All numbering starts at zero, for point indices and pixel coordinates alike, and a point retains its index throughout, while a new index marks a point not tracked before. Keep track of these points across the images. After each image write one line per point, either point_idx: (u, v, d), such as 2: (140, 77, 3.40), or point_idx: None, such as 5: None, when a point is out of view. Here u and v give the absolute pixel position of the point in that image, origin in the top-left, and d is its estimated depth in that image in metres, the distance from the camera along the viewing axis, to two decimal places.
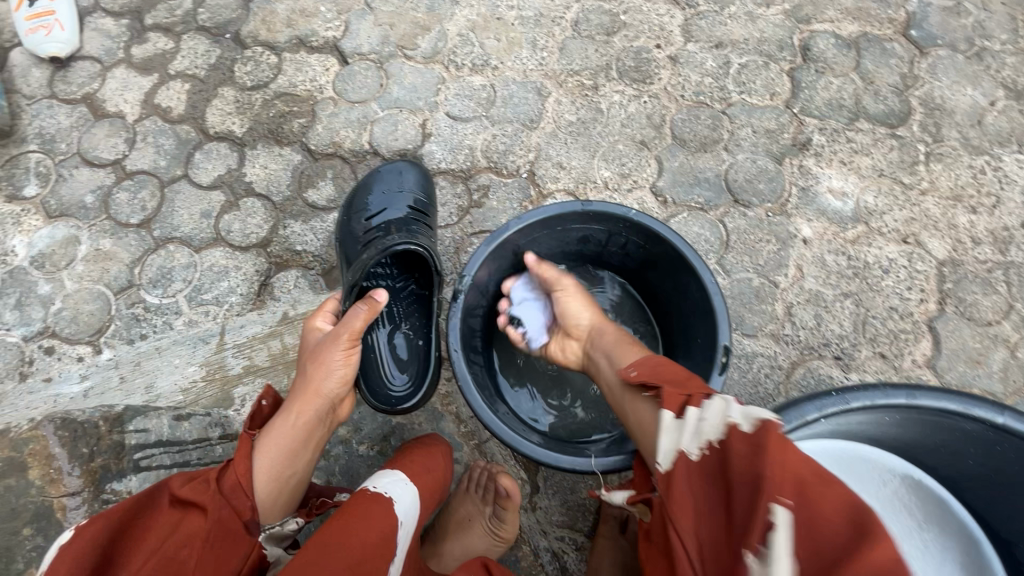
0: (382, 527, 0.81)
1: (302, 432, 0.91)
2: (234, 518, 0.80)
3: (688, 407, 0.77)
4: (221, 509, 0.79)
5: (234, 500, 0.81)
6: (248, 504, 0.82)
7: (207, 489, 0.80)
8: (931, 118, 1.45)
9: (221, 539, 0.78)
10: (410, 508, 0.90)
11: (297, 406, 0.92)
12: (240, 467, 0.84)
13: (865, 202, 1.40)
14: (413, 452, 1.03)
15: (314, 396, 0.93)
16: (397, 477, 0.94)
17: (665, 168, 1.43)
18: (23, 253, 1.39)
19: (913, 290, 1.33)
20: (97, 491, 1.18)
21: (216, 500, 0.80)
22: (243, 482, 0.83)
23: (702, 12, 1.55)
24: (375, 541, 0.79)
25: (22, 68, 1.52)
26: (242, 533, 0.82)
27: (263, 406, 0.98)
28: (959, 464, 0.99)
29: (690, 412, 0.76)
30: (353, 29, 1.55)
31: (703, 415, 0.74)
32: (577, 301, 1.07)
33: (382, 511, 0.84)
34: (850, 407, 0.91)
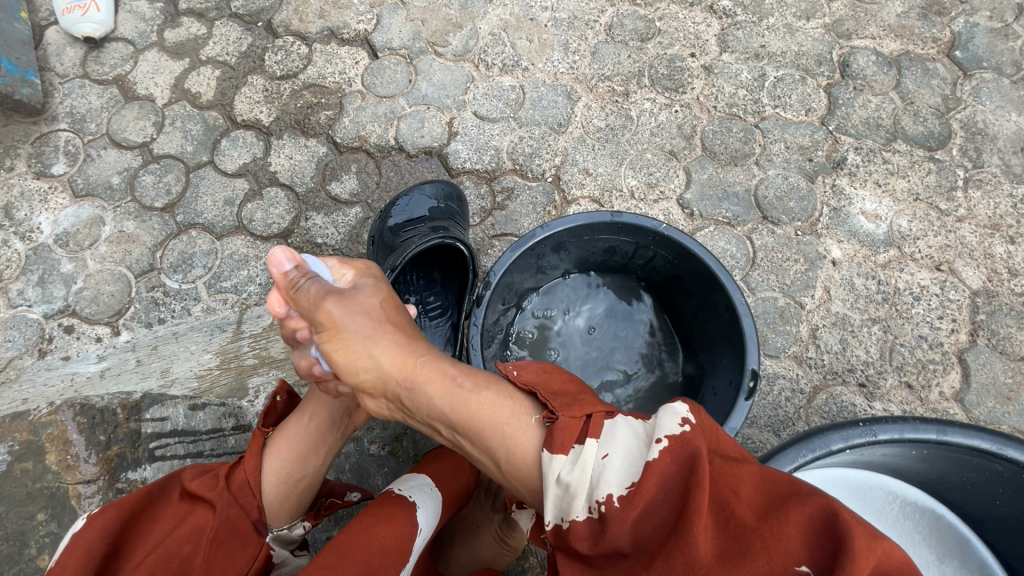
0: (401, 533, 0.80)
1: (314, 434, 0.93)
2: (241, 518, 0.80)
3: (584, 441, 0.65)
4: (229, 507, 0.79)
5: (241, 498, 0.82)
6: (254, 503, 0.83)
7: (215, 485, 0.80)
8: (972, 142, 1.41)
9: (227, 540, 0.78)
10: (432, 514, 0.89)
11: (309, 408, 0.94)
12: (249, 467, 0.85)
13: (899, 227, 1.36)
14: (442, 458, 1.03)
15: (323, 404, 0.95)
16: (422, 482, 0.93)
17: (694, 179, 1.40)
18: (48, 231, 1.40)
19: (944, 320, 1.30)
20: (112, 480, 1.00)
21: (224, 498, 0.80)
22: (251, 480, 0.84)
23: (740, 22, 1.51)
24: (390, 544, 0.78)
25: (56, 46, 1.53)
26: (247, 533, 0.81)
27: (278, 402, 0.99)
28: (988, 505, 0.96)
29: (582, 453, 0.64)
30: (384, 22, 1.54)
31: (602, 459, 0.62)
32: (353, 338, 0.78)
33: (403, 517, 0.83)
34: (877, 439, 0.89)
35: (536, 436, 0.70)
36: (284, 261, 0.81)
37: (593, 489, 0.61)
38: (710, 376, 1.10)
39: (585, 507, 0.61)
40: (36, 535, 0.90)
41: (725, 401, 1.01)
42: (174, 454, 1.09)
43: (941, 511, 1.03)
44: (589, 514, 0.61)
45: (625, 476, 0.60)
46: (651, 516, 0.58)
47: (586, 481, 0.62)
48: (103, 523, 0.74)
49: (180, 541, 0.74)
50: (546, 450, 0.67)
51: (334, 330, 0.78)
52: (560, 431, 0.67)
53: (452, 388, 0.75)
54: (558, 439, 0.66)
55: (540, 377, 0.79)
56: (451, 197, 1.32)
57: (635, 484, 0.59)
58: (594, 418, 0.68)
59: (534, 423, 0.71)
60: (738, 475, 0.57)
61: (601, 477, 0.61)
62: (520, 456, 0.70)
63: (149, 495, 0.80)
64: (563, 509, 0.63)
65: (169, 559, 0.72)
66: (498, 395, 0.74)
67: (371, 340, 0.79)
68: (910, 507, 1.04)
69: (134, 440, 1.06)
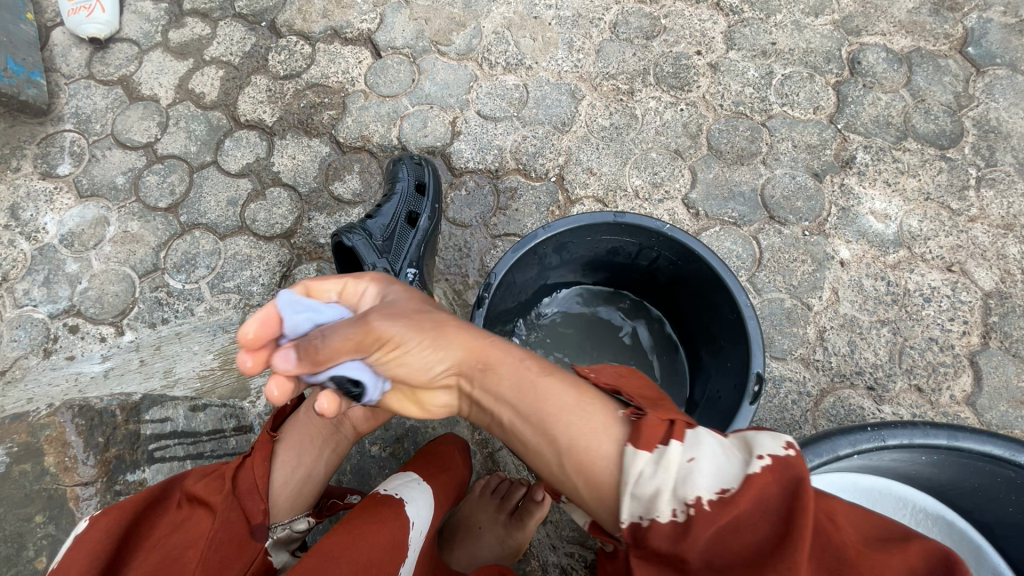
0: (392, 529, 0.80)
1: (311, 429, 0.93)
2: (242, 522, 0.79)
3: (671, 439, 0.59)
4: (230, 512, 0.78)
5: (245, 501, 0.81)
6: (259, 506, 0.82)
7: (220, 489, 0.80)
8: (985, 141, 1.38)
9: (227, 544, 0.77)
10: (422, 510, 0.88)
11: (307, 405, 0.96)
12: (257, 470, 0.85)
13: (909, 226, 1.33)
14: (425, 455, 1.03)
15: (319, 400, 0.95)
16: (409, 479, 0.93)
17: (699, 179, 1.39)
18: (54, 231, 1.41)
19: (955, 322, 1.27)
20: (110, 483, 0.99)
21: (229, 501, 0.79)
22: (259, 483, 0.84)
23: (747, 19, 1.49)
24: (384, 543, 0.78)
25: (62, 47, 1.54)
26: (248, 537, 0.80)
27: None
28: (1000, 512, 0.93)
29: (674, 448, 0.58)
30: (388, 21, 1.53)
31: (692, 459, 0.57)
32: (416, 346, 0.67)
33: (393, 513, 0.82)
34: (885, 444, 0.87)
35: (620, 429, 0.63)
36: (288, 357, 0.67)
37: (680, 487, 0.55)
38: (714, 379, 1.09)
39: (669, 506, 0.55)
40: (34, 536, 0.89)
41: (731, 405, 0.99)
42: (173, 456, 1.09)
43: (953, 518, 1.00)
44: (673, 515, 0.55)
45: (719, 469, 0.56)
46: (744, 531, 0.53)
47: (669, 477, 0.56)
48: (106, 525, 0.74)
49: (182, 545, 0.74)
50: (636, 442, 0.60)
51: (387, 343, 0.66)
52: (646, 428, 0.61)
53: (522, 371, 0.68)
54: (643, 436, 0.60)
55: (618, 381, 0.74)
56: (417, 171, 1.32)
57: (752, 486, 0.54)
58: (677, 424, 0.62)
59: (619, 416, 0.64)
60: (837, 507, 0.56)
61: (698, 473, 0.56)
62: (596, 450, 0.61)
63: (152, 498, 0.80)
64: (642, 505, 0.57)
65: (172, 562, 0.72)
66: (563, 407, 0.65)
67: (437, 341, 0.68)
68: (922, 513, 1.01)
69: (133, 441, 1.05)
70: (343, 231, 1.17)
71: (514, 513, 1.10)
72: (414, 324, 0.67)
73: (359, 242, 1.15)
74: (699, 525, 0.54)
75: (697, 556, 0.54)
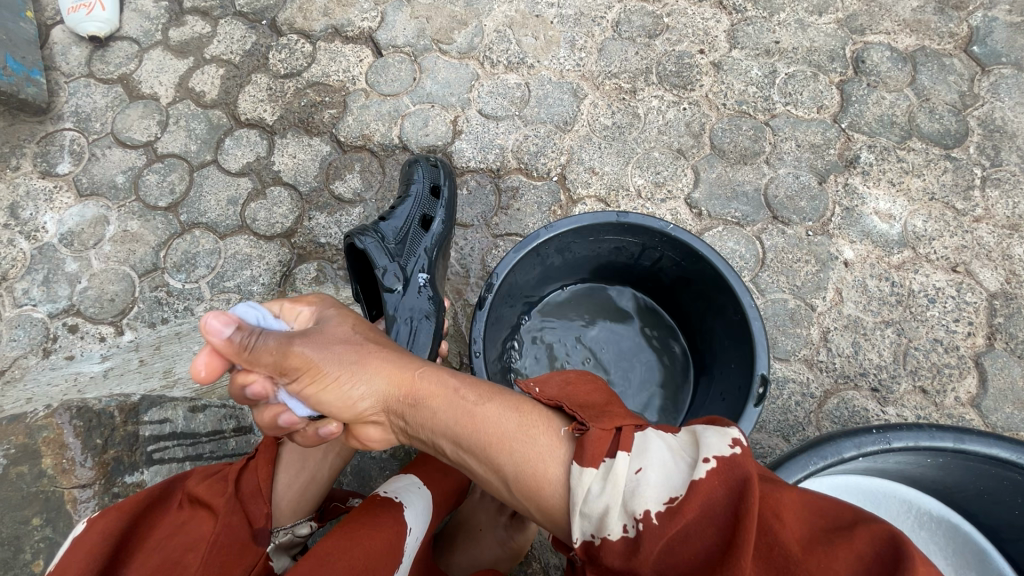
0: (389, 534, 0.79)
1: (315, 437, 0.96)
2: (245, 525, 0.79)
3: (617, 451, 0.61)
4: (234, 514, 0.78)
5: (249, 504, 0.81)
6: (263, 509, 0.82)
7: (224, 491, 0.80)
8: (990, 140, 1.37)
9: (231, 546, 0.77)
10: (421, 514, 0.88)
11: None
12: (261, 473, 0.85)
13: (914, 226, 1.32)
14: (427, 457, 1.02)
15: None
16: (410, 482, 0.93)
17: (702, 178, 1.38)
18: (53, 230, 1.40)
19: (960, 323, 1.26)
20: (109, 485, 0.98)
21: (232, 505, 0.79)
22: (262, 486, 0.84)
23: (750, 17, 1.48)
24: (380, 548, 0.77)
25: (61, 45, 1.53)
26: (252, 541, 0.80)
27: None
28: (1006, 516, 0.92)
29: (620, 461, 0.60)
30: (389, 20, 1.52)
31: (638, 473, 0.59)
32: (339, 378, 0.76)
33: (391, 518, 0.82)
34: (890, 447, 0.86)
35: (564, 448, 0.65)
36: (221, 327, 0.74)
37: (628, 503, 0.57)
38: (718, 381, 1.08)
39: (620, 523, 0.58)
40: (31, 539, 0.88)
41: (735, 407, 0.99)
42: (172, 457, 1.08)
43: (958, 522, 1.00)
44: (623, 531, 0.57)
45: (665, 481, 0.58)
46: (694, 539, 0.54)
47: (618, 494, 0.58)
48: (104, 525, 0.73)
49: (183, 548, 0.74)
50: (582, 461, 0.62)
51: (314, 376, 0.76)
52: (590, 443, 0.63)
53: (456, 401, 0.73)
54: (587, 452, 0.62)
55: (564, 390, 0.73)
56: (433, 176, 1.30)
57: (698, 494, 0.55)
58: (623, 432, 0.64)
59: (562, 436, 0.67)
60: (788, 499, 0.54)
61: (642, 487, 0.57)
62: (541, 474, 0.65)
63: (152, 498, 0.79)
64: (595, 523, 0.59)
65: (171, 566, 0.71)
66: (497, 437, 0.68)
67: (358, 374, 0.77)
68: (926, 516, 1.01)
69: (132, 442, 1.05)
70: (356, 232, 1.15)
71: (514, 516, 1.09)
72: (331, 359, 0.77)
73: (371, 245, 1.13)
74: (648, 537, 0.55)
75: (651, 569, 0.55)
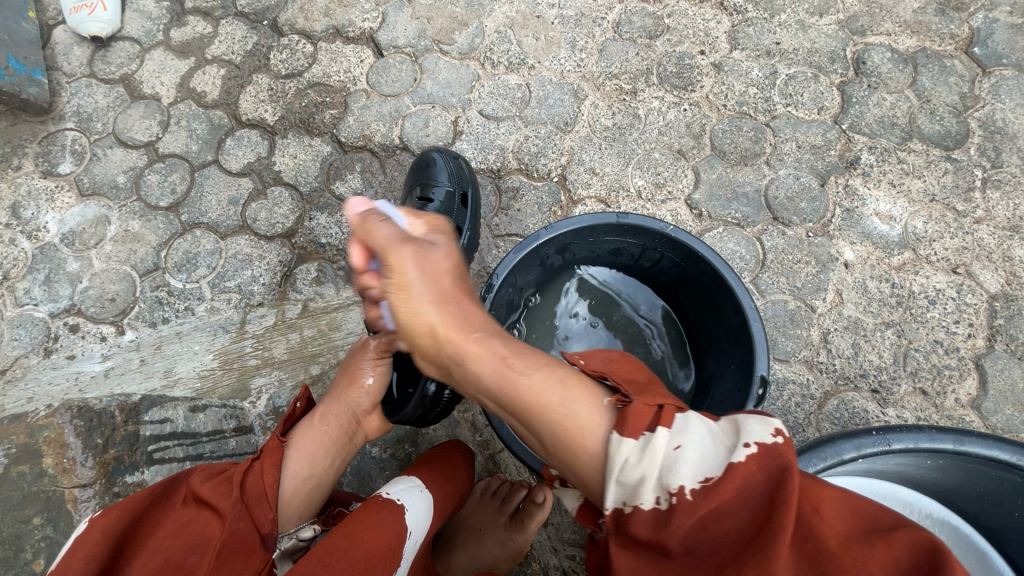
0: (389, 535, 0.79)
1: (324, 438, 0.93)
2: (251, 531, 0.79)
3: (659, 428, 0.59)
4: (239, 520, 0.78)
5: (254, 510, 0.80)
6: (268, 516, 0.82)
7: (229, 495, 0.80)
8: (991, 141, 1.37)
9: (236, 552, 0.76)
10: (421, 517, 0.88)
11: (320, 414, 0.95)
12: (266, 476, 0.85)
13: (914, 228, 1.32)
14: (429, 462, 1.02)
15: (335, 408, 0.95)
16: (411, 484, 0.92)
17: (702, 180, 1.38)
18: (54, 229, 1.41)
19: (960, 324, 1.26)
20: (111, 484, 0.99)
21: (237, 509, 0.78)
22: (267, 492, 0.83)
23: (751, 18, 1.48)
24: (379, 550, 0.77)
25: (63, 45, 1.53)
26: (257, 546, 0.79)
27: (297, 408, 0.98)
28: (1006, 517, 0.93)
29: (660, 436, 0.58)
30: (390, 20, 1.52)
31: (678, 449, 0.57)
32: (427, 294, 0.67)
33: (392, 519, 0.82)
34: (890, 448, 0.86)
35: (607, 417, 0.61)
36: (362, 205, 0.73)
37: (665, 477, 0.56)
38: (718, 382, 1.08)
39: (653, 495, 0.56)
40: (32, 539, 0.89)
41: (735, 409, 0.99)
42: (174, 457, 1.09)
43: (959, 523, 1.00)
44: (656, 502, 0.56)
45: (701, 458, 0.56)
46: (727, 520, 0.54)
47: (654, 465, 0.56)
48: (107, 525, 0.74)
49: (187, 549, 0.73)
50: (621, 431, 0.59)
51: (404, 285, 0.67)
52: (631, 416, 0.60)
53: (504, 363, 0.64)
54: (629, 423, 0.59)
55: (610, 365, 0.72)
56: (460, 178, 1.30)
57: (734, 473, 0.54)
58: (664, 411, 0.61)
59: (605, 405, 0.63)
60: (826, 496, 0.54)
61: (681, 464, 0.56)
62: (583, 443, 0.60)
63: (156, 497, 0.79)
64: (626, 493, 0.57)
65: (175, 568, 0.71)
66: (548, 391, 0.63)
67: (440, 306, 0.67)
68: (927, 518, 1.01)
69: (133, 441, 1.05)
70: None
71: (514, 516, 1.10)
72: (435, 275, 0.68)
73: None
74: (679, 513, 0.54)
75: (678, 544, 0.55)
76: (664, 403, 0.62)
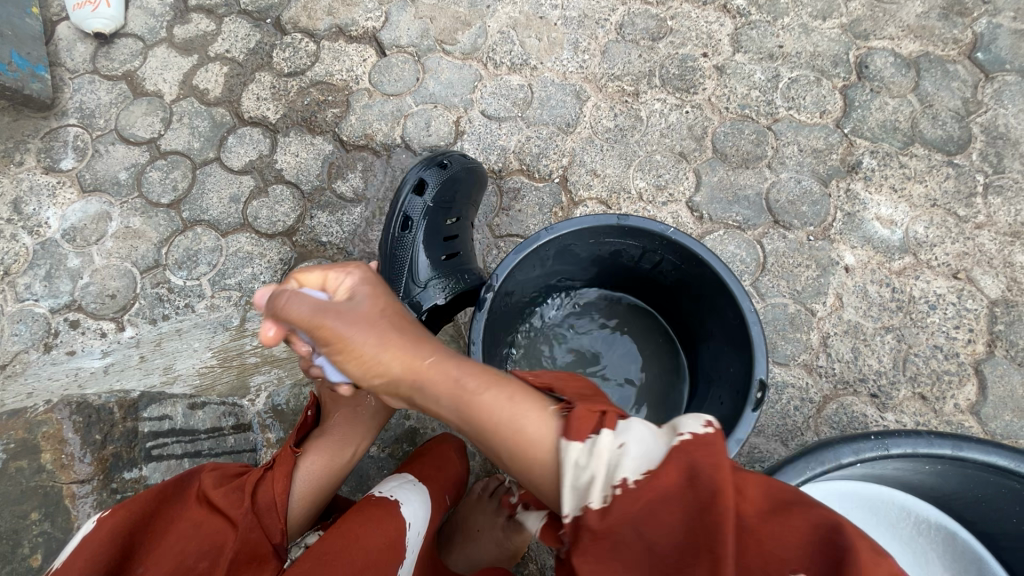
0: (387, 529, 0.81)
1: (341, 468, 0.95)
2: (263, 541, 0.80)
3: (603, 428, 0.61)
4: (251, 531, 0.79)
5: (266, 520, 0.81)
6: (279, 525, 0.83)
7: (240, 502, 0.80)
8: (993, 147, 1.36)
9: (247, 560, 0.78)
10: (419, 509, 0.89)
11: (344, 443, 0.96)
12: (277, 486, 0.85)
13: (915, 233, 1.32)
14: (422, 455, 1.03)
15: (352, 442, 0.96)
16: (405, 480, 0.93)
17: (704, 182, 1.38)
18: (56, 225, 1.41)
19: (960, 329, 1.26)
20: (108, 481, 0.97)
21: (249, 516, 0.79)
22: (278, 501, 0.83)
23: (754, 21, 1.48)
24: (381, 543, 0.79)
25: (66, 41, 1.54)
26: (267, 556, 0.81)
27: (308, 417, 0.98)
28: (1002, 523, 0.93)
29: (604, 436, 0.59)
30: (393, 20, 1.52)
31: (620, 445, 0.58)
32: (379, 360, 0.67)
33: (389, 514, 0.83)
34: (889, 453, 0.86)
35: (553, 423, 0.63)
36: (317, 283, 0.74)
37: (610, 474, 0.57)
38: (716, 385, 1.08)
39: (601, 494, 0.56)
40: (30, 534, 0.86)
41: (733, 413, 0.98)
42: (171, 454, 1.09)
43: (955, 529, 1.00)
44: (602, 501, 0.56)
45: (644, 448, 0.58)
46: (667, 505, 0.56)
47: (604, 467, 0.57)
48: (114, 525, 0.73)
49: (198, 553, 0.75)
50: (568, 435, 0.61)
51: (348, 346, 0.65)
52: (576, 419, 0.62)
53: (460, 385, 0.65)
54: (573, 426, 0.61)
55: (558, 378, 0.78)
56: None
57: (677, 457, 0.57)
58: (608, 415, 0.63)
59: (551, 413, 0.65)
60: (749, 477, 0.58)
61: (620, 458, 0.57)
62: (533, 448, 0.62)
63: (163, 496, 0.79)
64: (579, 495, 0.57)
65: (186, 572, 0.73)
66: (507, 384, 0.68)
67: (381, 353, 0.65)
68: (924, 524, 1.01)
69: (132, 438, 1.04)
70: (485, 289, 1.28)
71: (512, 515, 1.10)
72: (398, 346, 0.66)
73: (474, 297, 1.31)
74: (619, 505, 0.56)
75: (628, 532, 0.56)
76: (608, 408, 0.65)
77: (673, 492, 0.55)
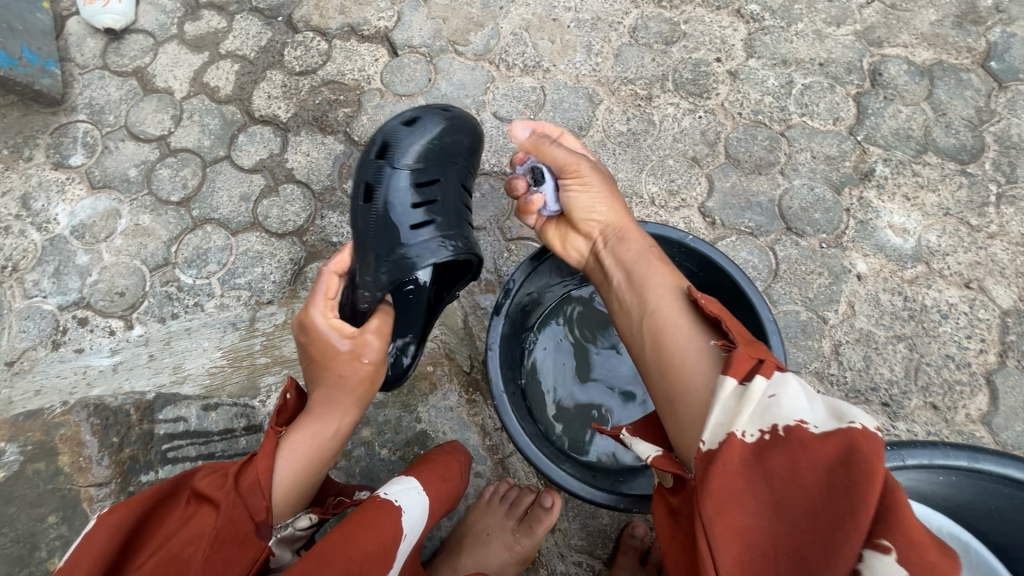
0: (385, 538, 0.80)
1: (326, 441, 0.92)
2: (245, 520, 0.79)
3: (756, 376, 0.69)
4: (234, 509, 0.78)
5: (250, 499, 0.80)
6: (263, 504, 0.81)
7: (222, 485, 0.79)
8: (1006, 157, 1.36)
9: (229, 540, 0.76)
10: (417, 520, 0.89)
11: (333, 414, 0.94)
12: (259, 466, 0.83)
13: (928, 242, 1.32)
14: (427, 462, 1.01)
15: (339, 413, 0.94)
16: (410, 484, 0.93)
17: (716, 187, 1.38)
18: (65, 222, 1.40)
19: (972, 339, 1.26)
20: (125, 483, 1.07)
21: (230, 499, 0.78)
22: (260, 480, 0.82)
23: (767, 26, 1.48)
24: (374, 550, 0.78)
25: (77, 36, 1.53)
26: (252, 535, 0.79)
27: (288, 399, 0.97)
28: (1015, 534, 0.93)
29: (757, 382, 0.68)
30: (406, 20, 1.52)
31: (775, 395, 0.66)
32: (593, 192, 1.02)
33: (388, 523, 0.82)
34: (905, 464, 0.87)
35: (713, 358, 0.76)
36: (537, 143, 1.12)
37: (761, 415, 0.65)
38: None
39: (746, 427, 0.65)
40: (46, 536, 0.99)
41: None
42: (186, 456, 1.13)
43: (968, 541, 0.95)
44: (745, 433, 0.64)
45: (803, 408, 0.64)
46: (807, 472, 0.59)
47: (751, 406, 0.66)
48: (110, 527, 0.74)
49: (182, 542, 0.74)
50: (726, 371, 0.71)
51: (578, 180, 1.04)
52: (735, 358, 0.72)
53: (647, 255, 0.95)
54: (731, 365, 0.71)
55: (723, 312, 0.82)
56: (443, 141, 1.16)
57: (839, 432, 0.60)
58: (765, 365, 0.71)
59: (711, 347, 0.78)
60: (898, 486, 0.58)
61: (780, 405, 0.65)
62: (686, 361, 0.78)
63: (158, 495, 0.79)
64: (721, 425, 0.66)
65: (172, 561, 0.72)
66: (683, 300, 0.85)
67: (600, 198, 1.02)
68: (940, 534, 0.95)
69: (147, 441, 1.11)
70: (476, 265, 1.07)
71: (523, 520, 1.10)
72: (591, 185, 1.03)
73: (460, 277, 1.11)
74: (768, 449, 0.62)
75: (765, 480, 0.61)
76: (766, 358, 0.72)
77: (820, 460, 0.59)
